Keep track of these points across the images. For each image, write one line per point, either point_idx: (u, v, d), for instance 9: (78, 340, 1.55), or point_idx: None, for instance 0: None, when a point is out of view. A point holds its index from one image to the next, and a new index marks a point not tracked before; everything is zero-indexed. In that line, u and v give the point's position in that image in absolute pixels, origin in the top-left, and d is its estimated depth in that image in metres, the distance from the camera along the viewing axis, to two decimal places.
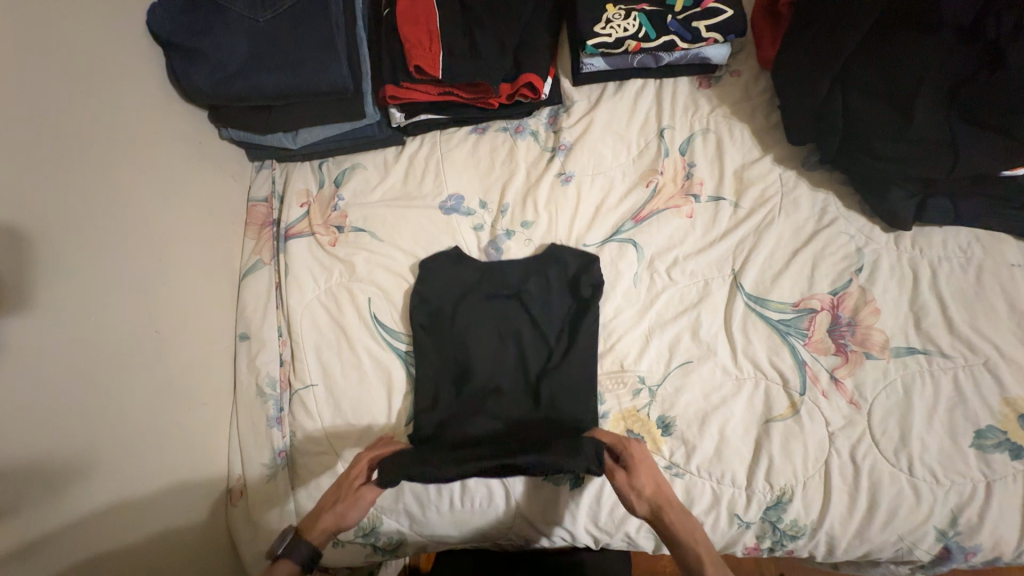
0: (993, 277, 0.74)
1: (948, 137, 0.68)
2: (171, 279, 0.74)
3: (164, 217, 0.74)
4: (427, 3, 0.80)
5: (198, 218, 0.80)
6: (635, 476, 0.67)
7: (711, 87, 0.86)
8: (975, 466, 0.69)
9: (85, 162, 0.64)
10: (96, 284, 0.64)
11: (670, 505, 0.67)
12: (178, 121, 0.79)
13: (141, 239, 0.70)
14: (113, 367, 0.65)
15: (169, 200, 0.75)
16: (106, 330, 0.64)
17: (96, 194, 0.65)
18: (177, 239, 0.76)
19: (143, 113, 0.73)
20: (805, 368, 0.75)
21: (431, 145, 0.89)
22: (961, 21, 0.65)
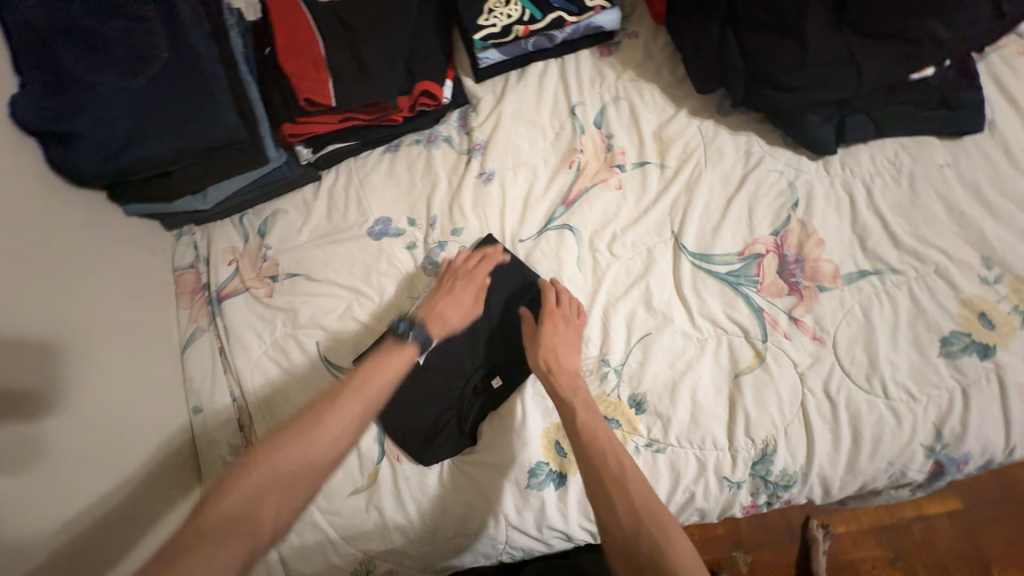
0: (926, 182, 0.73)
1: (847, 53, 0.68)
2: (110, 367, 0.71)
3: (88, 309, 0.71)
4: (306, 34, 0.79)
5: (127, 300, 0.77)
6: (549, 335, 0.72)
7: (613, 55, 0.85)
8: (947, 374, 0.68)
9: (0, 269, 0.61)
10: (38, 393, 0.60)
11: (562, 372, 0.71)
12: (73, 205, 0.74)
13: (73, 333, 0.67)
14: (60, 472, 0.61)
15: (89, 289, 0.72)
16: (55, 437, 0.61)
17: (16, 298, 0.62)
18: (107, 327, 0.73)
19: (36, 207, 0.68)
20: (762, 315, 0.73)
21: (348, 174, 0.87)
22: None
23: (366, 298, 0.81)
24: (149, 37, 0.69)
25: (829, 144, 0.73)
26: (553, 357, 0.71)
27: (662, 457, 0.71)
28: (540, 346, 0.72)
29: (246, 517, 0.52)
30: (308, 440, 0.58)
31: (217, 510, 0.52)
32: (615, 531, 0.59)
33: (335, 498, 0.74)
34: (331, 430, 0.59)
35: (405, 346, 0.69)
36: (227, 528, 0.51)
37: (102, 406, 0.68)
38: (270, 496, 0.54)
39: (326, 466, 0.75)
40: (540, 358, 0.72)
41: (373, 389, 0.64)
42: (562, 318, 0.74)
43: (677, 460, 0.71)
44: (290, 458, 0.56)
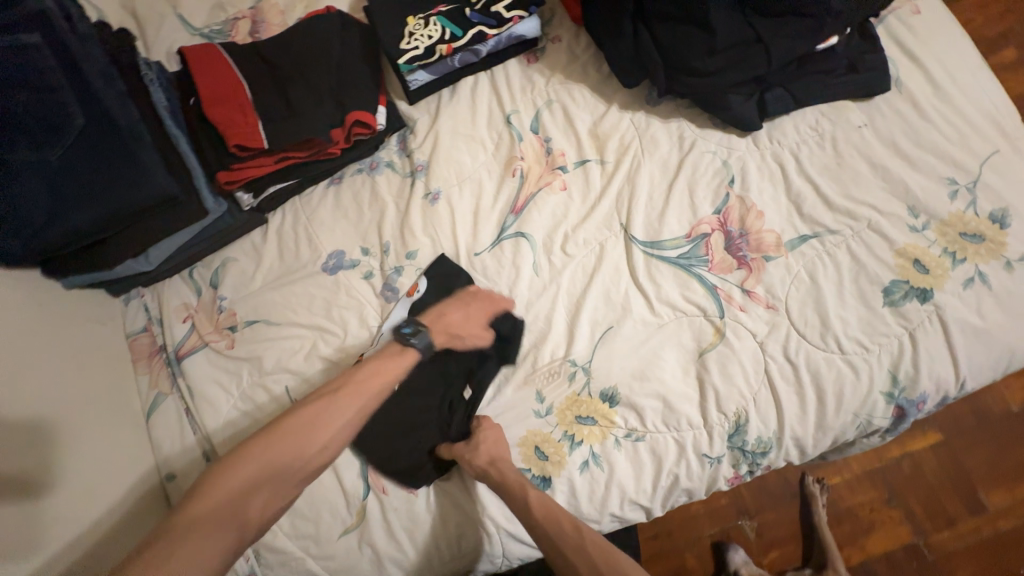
0: (848, 144, 0.76)
1: (753, 34, 0.71)
2: (62, 453, 0.66)
3: (91, 368, 0.76)
4: (229, 80, 0.78)
5: (69, 383, 0.72)
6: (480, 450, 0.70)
7: (539, 61, 0.86)
8: (894, 322, 0.71)
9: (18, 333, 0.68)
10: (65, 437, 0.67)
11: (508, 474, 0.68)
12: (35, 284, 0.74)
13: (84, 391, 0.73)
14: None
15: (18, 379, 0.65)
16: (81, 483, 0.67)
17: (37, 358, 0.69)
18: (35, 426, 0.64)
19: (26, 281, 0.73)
20: (717, 291, 0.75)
21: (295, 213, 0.86)
22: None
23: (330, 334, 0.80)
24: (60, 105, 0.65)
25: (754, 121, 0.76)
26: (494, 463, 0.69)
27: (642, 444, 0.73)
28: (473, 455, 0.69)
29: (235, 505, 0.56)
30: (291, 448, 0.60)
31: (207, 502, 0.56)
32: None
33: (326, 542, 0.73)
34: (326, 427, 0.62)
35: (407, 349, 0.70)
36: (212, 521, 0.55)
37: (37, 520, 0.60)
38: (262, 492, 0.58)
39: (312, 511, 0.73)
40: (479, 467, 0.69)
41: (371, 388, 0.66)
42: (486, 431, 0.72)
43: (657, 445, 0.73)
44: (279, 458, 0.60)
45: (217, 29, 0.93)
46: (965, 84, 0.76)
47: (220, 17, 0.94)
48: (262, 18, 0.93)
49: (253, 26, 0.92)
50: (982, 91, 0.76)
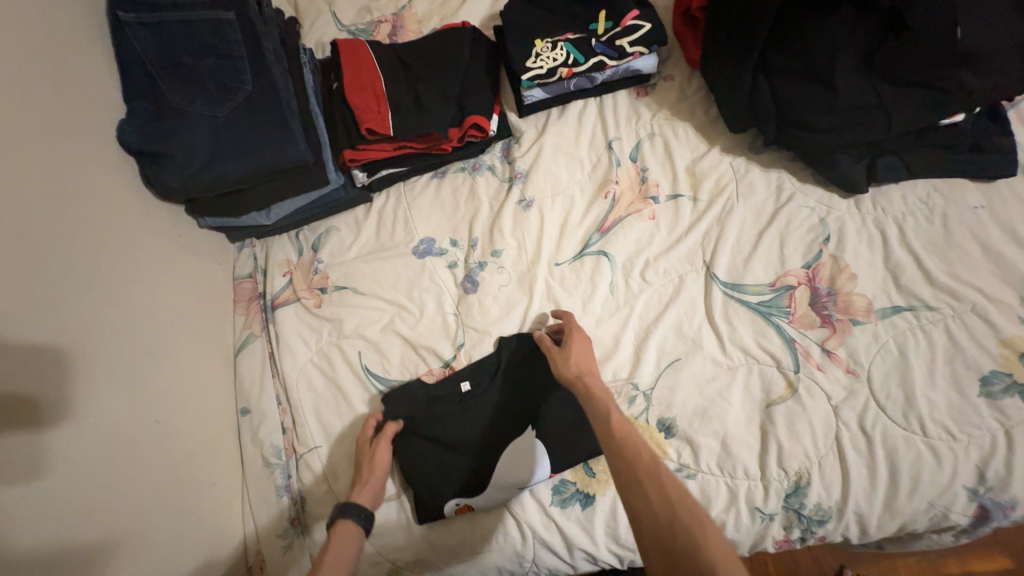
0: (960, 222, 0.74)
1: (876, 99, 0.71)
2: (149, 376, 0.72)
3: (195, 304, 0.84)
4: (371, 73, 0.88)
5: (180, 309, 0.81)
6: (572, 346, 0.72)
7: (649, 95, 0.90)
8: (989, 415, 0.67)
9: (143, 259, 0.77)
10: (157, 361, 0.74)
11: (591, 375, 0.69)
12: (173, 221, 0.85)
13: (181, 322, 0.81)
14: (96, 480, 0.61)
15: (138, 298, 0.74)
16: (163, 405, 0.73)
17: (150, 284, 0.77)
18: (136, 347, 0.71)
19: (167, 217, 0.84)
20: (795, 345, 0.74)
21: (398, 197, 0.93)
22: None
23: (408, 312, 0.86)
24: (237, 74, 0.79)
25: (861, 183, 0.76)
26: (581, 363, 0.70)
27: (692, 483, 0.72)
28: (568, 359, 0.70)
29: None
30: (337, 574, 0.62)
31: None
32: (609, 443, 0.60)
33: None
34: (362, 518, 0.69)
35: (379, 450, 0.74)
36: None
37: (117, 432, 0.65)
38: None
39: None
40: (570, 370, 0.69)
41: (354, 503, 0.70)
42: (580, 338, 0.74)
43: (707, 487, 0.71)
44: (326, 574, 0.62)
45: (362, 28, 1.05)
46: None
47: (367, 18, 1.06)
48: (403, 24, 1.04)
49: (393, 29, 1.04)
50: None
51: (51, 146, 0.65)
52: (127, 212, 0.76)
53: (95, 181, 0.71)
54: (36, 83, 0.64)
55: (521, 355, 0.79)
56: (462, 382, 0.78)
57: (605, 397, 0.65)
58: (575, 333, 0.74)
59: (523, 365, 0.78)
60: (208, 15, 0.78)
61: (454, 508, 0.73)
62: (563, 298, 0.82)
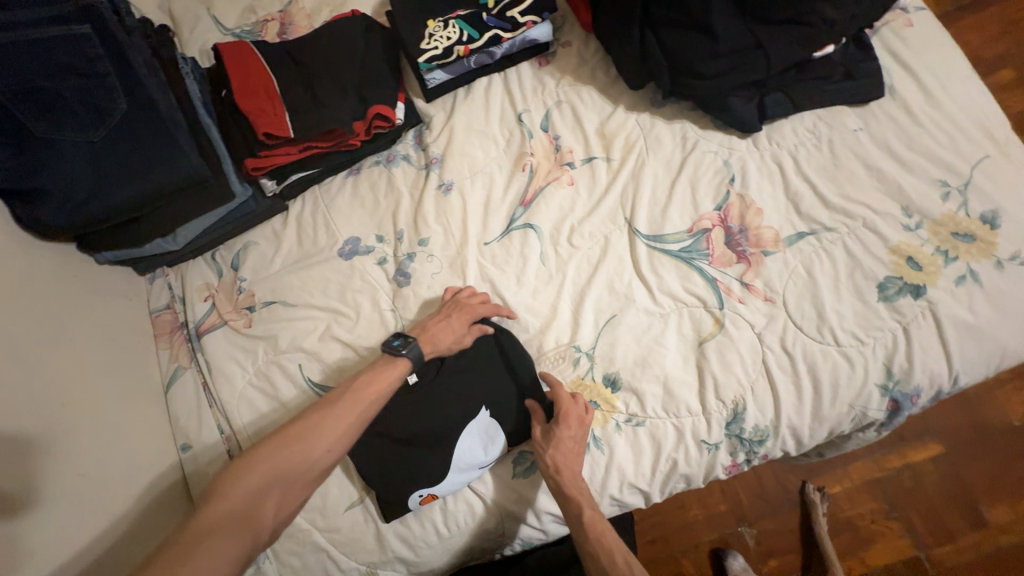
0: (844, 147, 0.79)
1: (753, 41, 0.74)
2: (67, 428, 0.67)
3: (110, 345, 0.79)
4: (260, 75, 0.83)
5: (91, 352, 0.75)
6: (557, 431, 0.71)
7: (550, 64, 0.90)
8: (889, 316, 0.73)
9: (36, 305, 0.71)
10: (75, 411, 0.69)
11: (569, 470, 0.70)
12: (67, 262, 0.79)
13: (94, 367, 0.75)
14: (13, 551, 0.56)
15: (38, 348, 0.68)
16: (88, 455, 0.68)
17: (52, 331, 0.71)
18: (45, 401, 0.66)
19: (58, 258, 0.78)
20: (717, 284, 0.78)
21: (314, 200, 0.90)
22: None
23: (344, 316, 0.84)
24: (107, 92, 0.72)
25: (754, 122, 0.80)
26: (561, 458, 0.71)
27: (642, 430, 0.75)
28: (547, 443, 0.72)
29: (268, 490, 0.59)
30: (323, 437, 0.64)
31: (238, 491, 0.57)
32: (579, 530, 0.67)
33: (332, 515, 0.75)
34: (326, 433, 0.64)
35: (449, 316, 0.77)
36: (232, 524, 0.54)
37: (33, 495, 0.60)
38: (272, 493, 0.59)
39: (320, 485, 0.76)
40: (547, 460, 0.71)
41: (373, 392, 0.69)
42: (572, 421, 0.72)
43: (656, 430, 0.75)
44: (306, 439, 0.63)
45: (248, 29, 0.99)
46: (957, 93, 0.79)
47: (251, 18, 1.00)
48: (290, 20, 0.99)
49: (282, 27, 0.98)
50: (974, 101, 0.79)
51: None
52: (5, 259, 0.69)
53: None
54: None
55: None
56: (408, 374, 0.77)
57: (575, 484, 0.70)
58: (567, 414, 0.73)
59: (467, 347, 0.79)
60: (58, 29, 0.70)
61: (419, 499, 0.73)
62: (497, 275, 0.83)
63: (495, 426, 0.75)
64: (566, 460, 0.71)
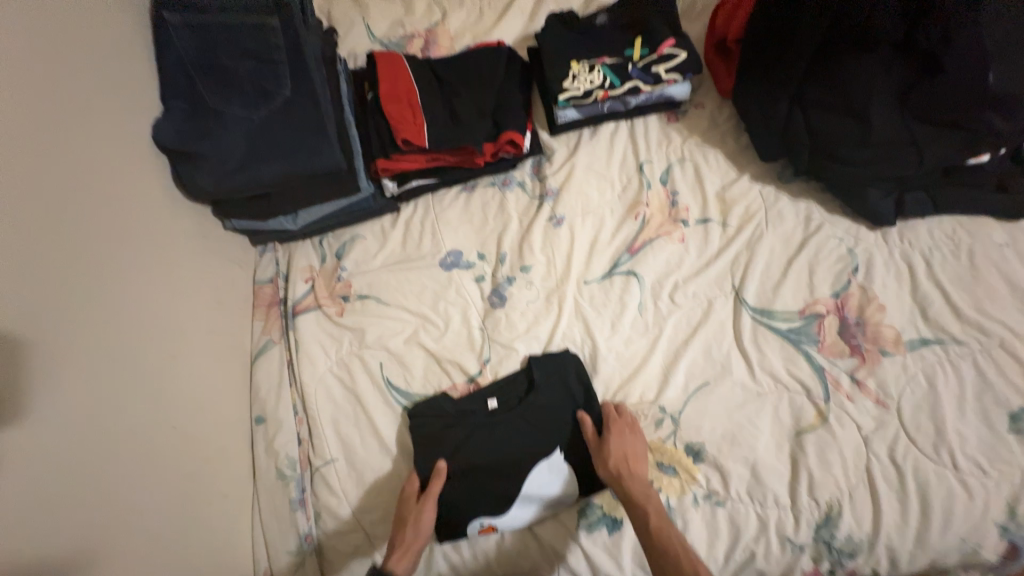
0: (986, 260, 0.75)
1: (908, 137, 0.72)
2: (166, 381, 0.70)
3: (217, 309, 0.82)
4: (408, 85, 0.88)
5: (202, 312, 0.79)
6: (614, 435, 0.71)
7: (679, 121, 0.91)
8: (1020, 452, 0.67)
9: (167, 259, 0.75)
10: (177, 365, 0.72)
11: (632, 475, 0.68)
12: (202, 223, 0.84)
13: (199, 326, 0.78)
14: (103, 494, 0.57)
15: (158, 300, 0.72)
16: (178, 411, 0.70)
17: (174, 285, 0.75)
18: (155, 349, 0.69)
19: (196, 217, 0.83)
20: (825, 374, 0.74)
21: (425, 208, 0.93)
22: (894, 37, 0.70)
23: (433, 325, 0.85)
24: (276, 77, 0.78)
25: (889, 217, 0.77)
26: (623, 462, 0.69)
27: (721, 511, 0.70)
28: (605, 447, 0.70)
29: None
30: None
31: None
32: (647, 537, 0.64)
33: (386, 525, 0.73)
34: None
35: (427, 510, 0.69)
36: None
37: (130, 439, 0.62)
38: None
39: (380, 489, 0.76)
40: (609, 464, 0.69)
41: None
42: (627, 427, 0.73)
43: (737, 516, 0.70)
44: None
45: (396, 42, 1.06)
46: None
47: (399, 32, 1.08)
48: (435, 39, 1.06)
49: (426, 44, 1.05)
50: None
51: (80, 140, 0.63)
52: (156, 212, 0.75)
53: (128, 178, 0.70)
54: (66, 76, 0.63)
55: (553, 375, 0.78)
56: (490, 398, 0.77)
57: (638, 486, 0.67)
58: (618, 420, 0.73)
59: (554, 386, 0.77)
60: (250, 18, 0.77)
61: (479, 528, 0.71)
62: (591, 316, 0.82)
63: (567, 471, 0.72)
64: (629, 465, 0.69)
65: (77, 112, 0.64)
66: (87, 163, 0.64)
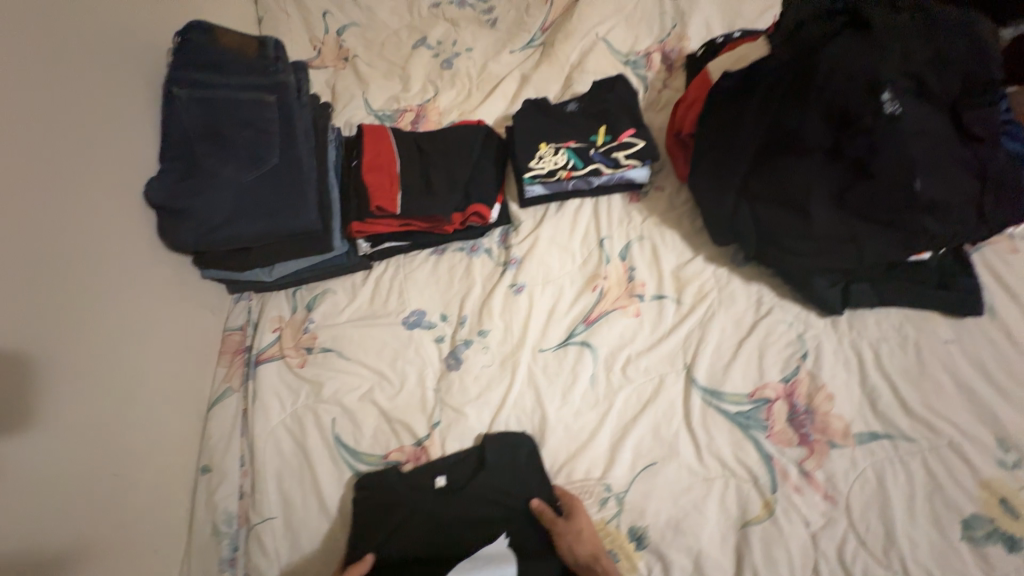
0: (933, 355, 0.76)
1: (848, 233, 0.75)
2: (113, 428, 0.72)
3: (183, 354, 0.86)
4: (389, 156, 0.96)
5: (166, 358, 0.82)
6: (578, 516, 0.71)
7: (640, 201, 0.97)
8: (975, 564, 0.63)
9: (140, 307, 0.80)
10: (129, 412, 0.74)
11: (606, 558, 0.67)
12: (182, 272, 0.89)
13: (161, 372, 0.81)
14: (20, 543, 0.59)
15: (123, 347, 0.76)
16: (120, 459, 0.72)
17: (143, 332, 0.80)
18: (110, 396, 0.72)
19: (177, 267, 0.88)
20: (772, 463, 0.73)
21: (396, 267, 0.97)
22: (824, 146, 0.75)
23: (389, 383, 0.86)
24: (268, 146, 0.85)
25: (836, 308, 0.79)
26: (596, 544, 0.68)
27: None
28: (575, 529, 0.69)
29: None
30: None
31: None
32: None
33: None
34: None
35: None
36: None
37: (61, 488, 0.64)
38: None
39: (314, 552, 0.75)
40: (584, 547, 0.68)
41: None
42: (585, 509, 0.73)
43: None
44: None
45: (388, 114, 1.18)
46: None
47: (394, 106, 1.19)
48: (425, 114, 1.17)
49: (416, 118, 1.16)
50: None
51: (73, 201, 0.71)
52: (136, 263, 0.80)
53: (114, 234, 0.77)
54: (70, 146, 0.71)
55: (507, 453, 0.77)
56: (442, 476, 0.77)
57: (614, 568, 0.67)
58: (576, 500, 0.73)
59: (508, 466, 0.76)
60: (251, 95, 0.86)
61: None
62: (543, 385, 0.83)
63: (506, 558, 0.69)
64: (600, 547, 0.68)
65: (77, 177, 0.72)
66: (74, 223, 0.71)
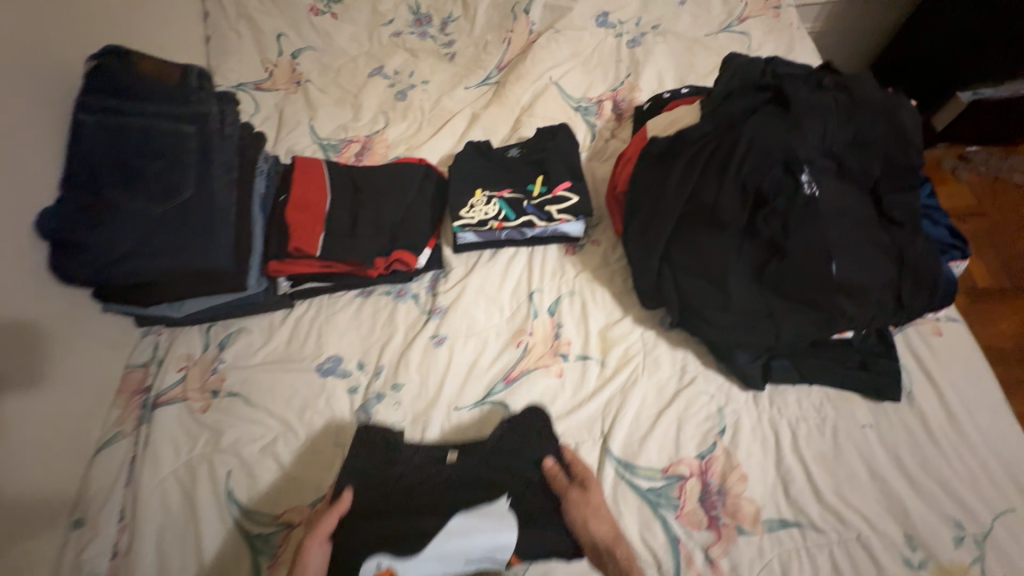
0: (848, 440, 0.74)
1: (765, 308, 0.74)
2: None
3: (71, 395, 0.79)
4: (319, 193, 0.93)
5: (49, 400, 0.76)
6: (593, 490, 0.69)
7: (575, 254, 0.95)
8: None
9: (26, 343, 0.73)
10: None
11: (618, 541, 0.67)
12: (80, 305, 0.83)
13: (42, 416, 0.74)
14: None
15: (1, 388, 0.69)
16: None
17: (25, 371, 0.73)
18: None
19: (74, 300, 0.82)
20: (679, 547, 0.69)
21: (318, 307, 0.93)
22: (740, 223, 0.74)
23: (294, 434, 0.81)
24: (181, 179, 0.81)
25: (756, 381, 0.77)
26: (610, 525, 0.67)
27: None
28: (592, 501, 0.68)
29: None
30: None
31: None
32: None
33: None
34: None
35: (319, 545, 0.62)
36: None
37: None
38: None
39: None
40: (600, 524, 0.67)
41: None
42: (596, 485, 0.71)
43: None
44: None
45: (334, 143, 1.14)
46: (986, 423, 0.73)
47: (341, 135, 1.16)
48: (371, 145, 1.13)
49: (361, 149, 1.12)
50: (1005, 440, 0.72)
51: None
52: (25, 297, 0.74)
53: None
54: None
55: (519, 433, 0.74)
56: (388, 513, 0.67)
57: (625, 548, 0.66)
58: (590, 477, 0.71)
59: (513, 439, 0.73)
60: (167, 126, 0.82)
61: None
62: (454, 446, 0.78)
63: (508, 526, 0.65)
64: (611, 529, 0.67)
65: None
66: None
